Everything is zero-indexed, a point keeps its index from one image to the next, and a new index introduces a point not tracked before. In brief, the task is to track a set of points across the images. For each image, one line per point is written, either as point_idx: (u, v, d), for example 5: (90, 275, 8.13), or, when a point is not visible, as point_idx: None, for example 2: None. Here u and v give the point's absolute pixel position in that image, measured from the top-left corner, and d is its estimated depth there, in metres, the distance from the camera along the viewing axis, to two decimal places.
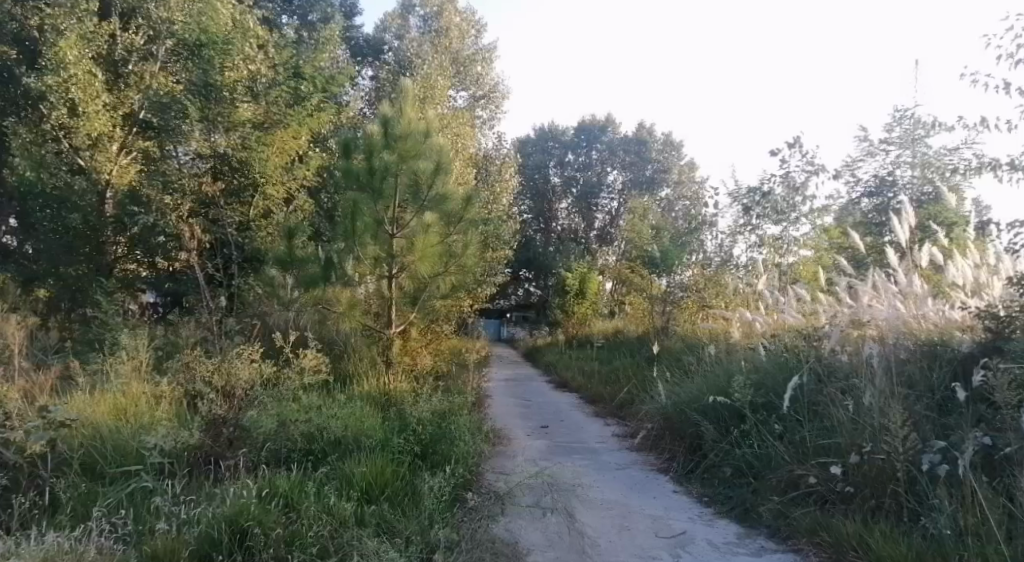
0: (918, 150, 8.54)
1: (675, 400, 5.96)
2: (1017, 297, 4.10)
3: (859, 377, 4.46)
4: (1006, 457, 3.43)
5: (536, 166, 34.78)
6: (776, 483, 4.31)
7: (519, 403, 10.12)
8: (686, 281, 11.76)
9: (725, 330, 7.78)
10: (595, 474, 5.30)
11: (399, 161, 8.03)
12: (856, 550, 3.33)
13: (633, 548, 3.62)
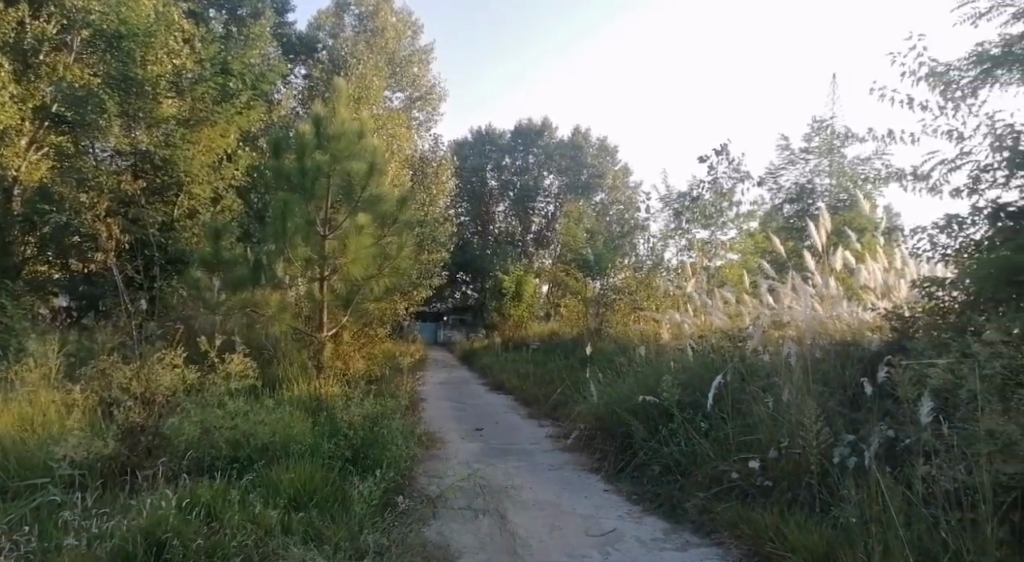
0: (834, 159, 9.09)
1: (606, 400, 6.08)
2: (919, 298, 4.41)
3: (779, 376, 4.71)
4: (908, 448, 3.68)
5: (475, 167, 34.94)
6: (700, 479, 4.47)
7: (454, 405, 10.12)
8: (617, 284, 12.20)
9: (655, 332, 8.03)
10: (527, 475, 5.36)
11: (331, 162, 7.92)
12: (773, 542, 3.51)
13: (563, 546, 3.69)
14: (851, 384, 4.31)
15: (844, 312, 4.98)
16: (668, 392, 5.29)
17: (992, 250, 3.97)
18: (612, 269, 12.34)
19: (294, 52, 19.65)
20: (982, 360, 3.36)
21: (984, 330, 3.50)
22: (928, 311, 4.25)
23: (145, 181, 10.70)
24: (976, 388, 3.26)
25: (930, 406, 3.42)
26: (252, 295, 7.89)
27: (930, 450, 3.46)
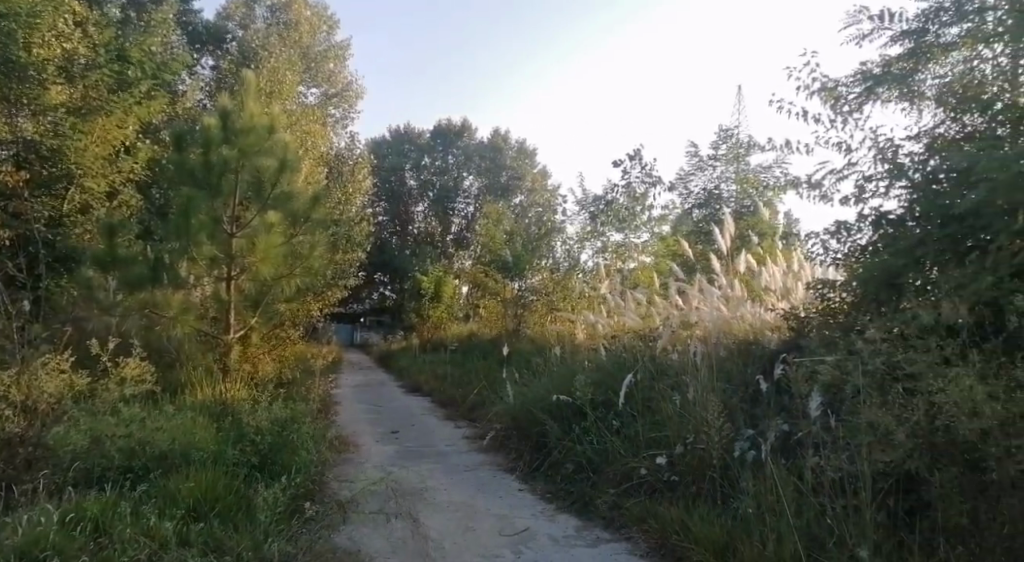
0: (740, 166, 9.63)
1: (522, 401, 6.12)
2: (814, 300, 4.82)
3: (686, 374, 4.89)
4: (800, 440, 3.93)
5: (393, 167, 34.23)
6: (612, 476, 4.59)
7: (371, 408, 9.96)
8: (536, 285, 12.48)
9: (571, 333, 8.19)
10: (442, 476, 5.33)
11: (240, 156, 7.67)
12: (678, 534, 3.65)
13: (478, 547, 3.70)
14: (751, 381, 4.54)
15: (748, 312, 5.24)
16: (582, 391, 5.40)
17: (874, 255, 4.35)
18: (530, 270, 12.66)
19: (200, 42, 18.87)
20: (864, 357, 3.67)
21: (867, 329, 3.82)
22: (822, 313, 4.62)
23: (29, 173, 9.77)
24: (860, 382, 3.56)
25: (821, 401, 3.68)
26: (151, 295, 7.49)
27: (820, 442, 3.72)
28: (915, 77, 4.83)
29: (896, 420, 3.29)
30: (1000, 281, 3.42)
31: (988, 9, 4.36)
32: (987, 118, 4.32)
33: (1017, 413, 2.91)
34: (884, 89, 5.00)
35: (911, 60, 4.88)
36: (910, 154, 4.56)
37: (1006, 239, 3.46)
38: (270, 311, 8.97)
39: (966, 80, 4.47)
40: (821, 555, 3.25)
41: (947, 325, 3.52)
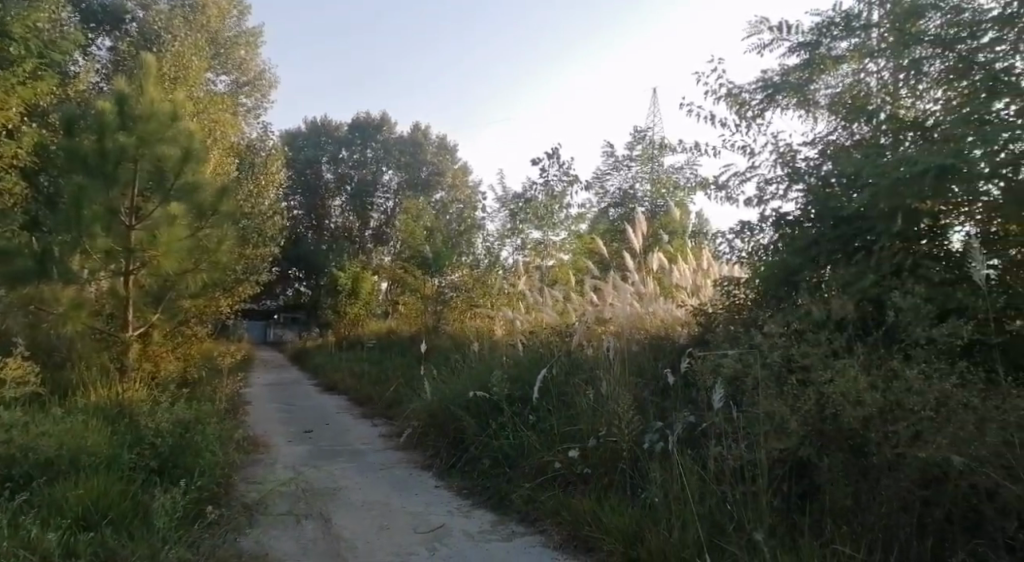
0: (654, 166, 10.11)
1: (439, 398, 6.09)
2: (721, 297, 5.15)
3: (600, 368, 5.04)
4: (704, 431, 4.13)
5: (308, 160, 32.88)
6: (528, 470, 4.65)
7: (283, 408, 9.68)
8: (455, 282, 12.38)
9: (489, 331, 8.27)
10: (355, 476, 5.25)
11: (138, 144, 7.30)
12: (590, 526, 3.76)
13: (391, 546, 3.66)
14: (661, 375, 4.74)
15: (660, 309, 5.50)
16: (499, 387, 5.44)
17: (776, 255, 4.68)
18: (450, 268, 12.71)
19: (95, 19, 16.32)
20: (762, 351, 3.88)
21: (764, 324, 4.04)
22: (728, 310, 4.94)
23: None
24: (758, 374, 3.75)
25: (723, 392, 3.87)
26: (37, 290, 7.15)
27: (721, 431, 3.92)
28: (811, 85, 5.19)
29: (790, 410, 3.50)
30: (880, 281, 3.85)
31: (872, 27, 4.85)
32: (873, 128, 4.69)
33: (894, 401, 3.24)
34: (783, 95, 5.40)
35: (807, 69, 5.20)
36: (806, 158, 4.94)
37: (886, 239, 3.97)
38: (173, 308, 8.54)
39: (854, 92, 4.91)
40: (722, 539, 3.43)
41: (835, 321, 3.78)
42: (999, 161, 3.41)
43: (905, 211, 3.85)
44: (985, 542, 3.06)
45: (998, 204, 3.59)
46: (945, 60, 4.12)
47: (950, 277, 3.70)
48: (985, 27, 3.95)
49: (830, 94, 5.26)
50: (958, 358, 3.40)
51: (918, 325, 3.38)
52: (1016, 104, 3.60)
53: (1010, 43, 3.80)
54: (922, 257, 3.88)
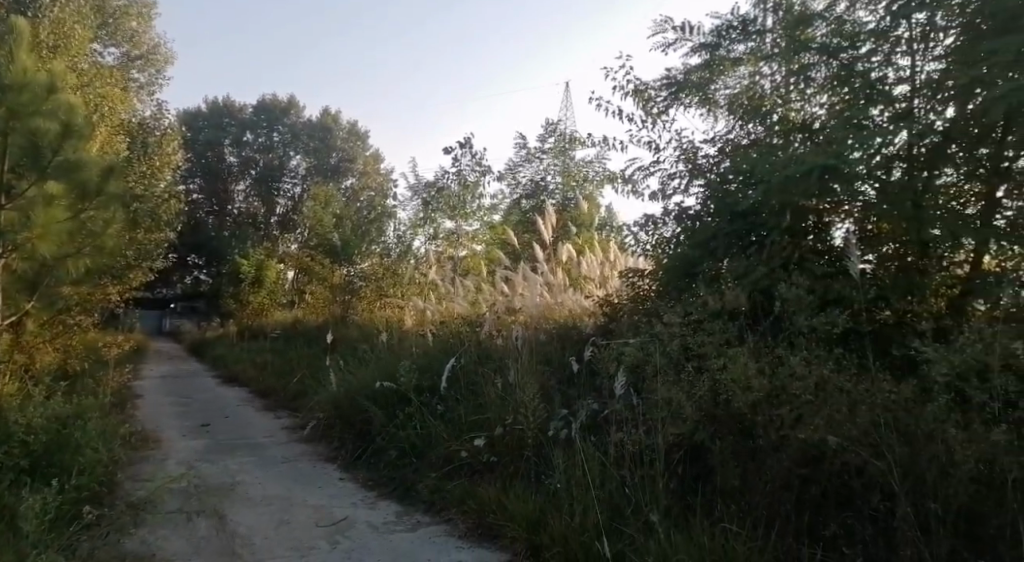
0: (565, 159, 10.56)
1: (346, 388, 5.98)
2: (626, 289, 5.48)
3: (509, 358, 5.13)
4: (606, 417, 4.26)
5: (208, 141, 30.79)
6: (435, 460, 4.66)
7: (179, 403, 9.22)
8: (365, 271, 12.19)
9: (399, 321, 8.25)
10: (254, 470, 5.08)
11: (8, 117, 6.36)
12: (495, 513, 3.82)
13: (290, 541, 3.56)
14: (567, 363, 4.89)
15: (569, 299, 5.72)
16: (407, 377, 5.41)
17: (678, 247, 5.06)
18: (360, 257, 12.48)
19: None
20: (662, 339, 4.03)
21: (664, 313, 4.19)
22: (633, 299, 5.27)
23: None
24: (659, 361, 3.89)
25: (624, 379, 4.00)
26: None
27: (622, 418, 4.06)
28: (711, 86, 5.51)
29: (686, 395, 3.66)
30: (769, 273, 4.14)
31: (767, 32, 5.20)
32: (767, 129, 4.99)
33: (779, 386, 3.46)
34: (686, 95, 5.64)
35: (708, 70, 5.50)
36: (707, 156, 5.30)
37: (777, 234, 4.29)
38: (50, 295, 7.92)
39: (750, 93, 5.22)
40: (620, 522, 3.56)
41: (728, 311, 4.00)
42: (874, 164, 3.84)
43: (794, 208, 4.17)
44: (853, 514, 3.35)
45: (872, 202, 3.95)
46: (829, 67, 4.41)
47: (831, 270, 4.09)
48: (862, 38, 4.28)
49: (729, 93, 5.66)
50: (835, 346, 3.66)
51: (800, 315, 3.63)
52: (888, 110, 4.02)
53: (884, 55, 4.14)
54: (808, 252, 4.22)
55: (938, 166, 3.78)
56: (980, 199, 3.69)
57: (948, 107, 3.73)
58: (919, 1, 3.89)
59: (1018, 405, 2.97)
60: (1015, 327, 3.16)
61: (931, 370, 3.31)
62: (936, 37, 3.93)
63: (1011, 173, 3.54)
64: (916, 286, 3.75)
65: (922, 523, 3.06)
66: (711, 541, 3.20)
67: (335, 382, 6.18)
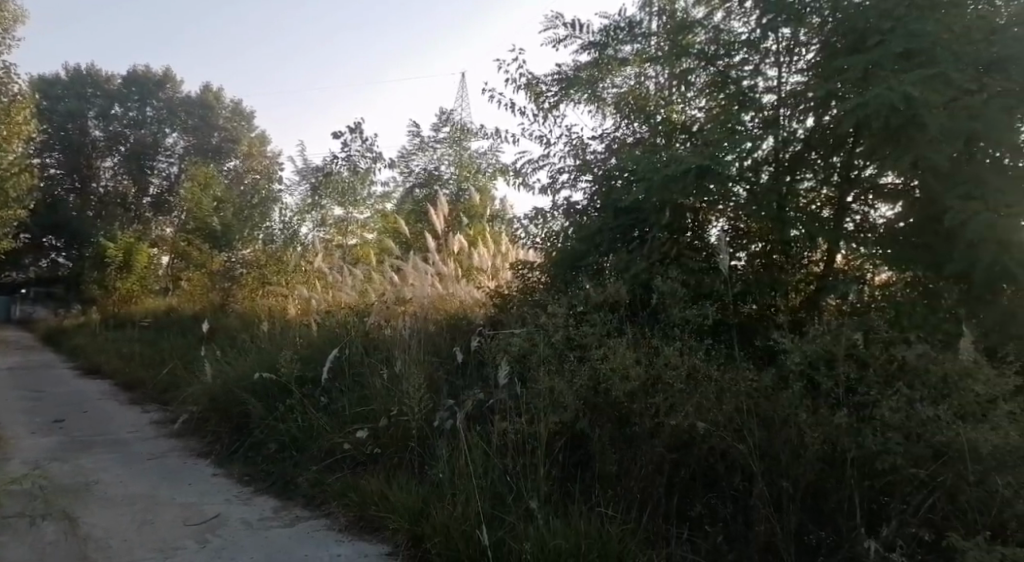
0: (459, 149, 10.95)
1: (221, 380, 5.71)
2: (516, 280, 5.71)
3: (395, 349, 5.13)
4: (490, 408, 4.33)
5: (70, 112, 26.57)
6: (316, 453, 4.57)
7: (28, 398, 8.36)
8: (246, 258, 11.61)
9: (283, 309, 8.15)
10: (116, 468, 4.75)
11: None
12: (377, 505, 3.77)
13: (151, 542, 3.35)
14: (455, 354, 4.97)
15: (460, 291, 5.96)
16: (288, 367, 5.27)
17: (566, 241, 5.27)
18: (242, 243, 11.80)
19: None
20: (546, 331, 4.11)
21: (548, 305, 4.28)
22: (520, 290, 5.50)
23: None
24: (542, 352, 3.97)
25: (509, 370, 4.06)
26: None
27: (506, 407, 4.13)
28: (600, 84, 5.65)
29: (567, 385, 3.75)
30: (648, 268, 4.38)
31: (651, 36, 5.48)
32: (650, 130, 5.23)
33: (655, 375, 3.61)
34: (576, 91, 5.81)
35: (597, 68, 5.66)
36: (595, 153, 5.51)
37: (658, 231, 4.52)
38: None
39: (636, 93, 5.48)
40: (501, 510, 3.60)
41: (611, 303, 4.12)
42: (745, 166, 4.11)
43: (673, 206, 4.41)
44: (716, 495, 3.60)
45: (742, 204, 4.23)
46: (708, 73, 4.78)
47: (704, 266, 4.35)
48: (737, 47, 4.64)
49: (616, 94, 5.72)
50: (706, 337, 3.89)
51: (674, 308, 3.83)
52: (758, 116, 4.33)
53: (755, 64, 4.55)
54: (685, 248, 4.49)
55: (798, 170, 4.15)
56: (831, 203, 4.16)
57: (808, 116, 4.13)
58: (785, 18, 4.34)
59: (856, 391, 3.31)
60: (856, 319, 3.59)
61: (787, 360, 3.58)
62: (799, 52, 4.43)
63: (858, 180, 4.03)
64: (778, 284, 4.08)
65: (774, 500, 3.33)
66: (587, 526, 3.32)
67: (210, 373, 5.89)
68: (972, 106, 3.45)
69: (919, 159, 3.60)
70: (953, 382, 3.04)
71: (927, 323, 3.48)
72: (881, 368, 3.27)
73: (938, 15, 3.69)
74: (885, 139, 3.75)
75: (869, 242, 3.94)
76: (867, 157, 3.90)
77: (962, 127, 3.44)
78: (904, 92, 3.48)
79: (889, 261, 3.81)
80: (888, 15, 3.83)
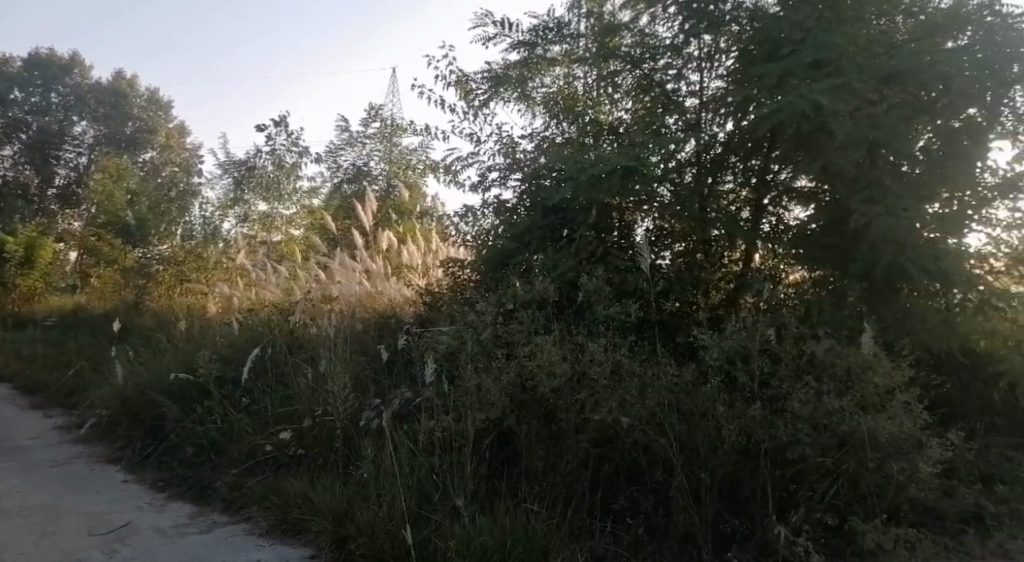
0: (388, 145, 11.01)
1: (133, 381, 5.49)
2: (445, 278, 5.74)
3: (321, 348, 5.08)
4: (417, 406, 4.31)
5: None
6: (237, 455, 4.44)
7: None
8: (163, 255, 10.87)
9: (205, 309, 8.15)
10: (14, 478, 4.47)
11: None
12: (300, 507, 3.69)
13: (52, 554, 3.17)
14: (381, 353, 4.96)
15: (389, 289, 6.08)
16: (207, 368, 5.12)
17: (496, 240, 5.32)
18: (157, 238, 11.01)
19: None
20: (475, 328, 4.13)
21: (477, 303, 4.30)
22: (450, 287, 5.52)
23: None
24: (471, 349, 3.97)
25: (436, 368, 4.04)
26: None
27: (433, 405, 4.12)
28: (529, 83, 5.71)
29: (494, 382, 3.76)
30: (576, 266, 4.49)
31: (580, 37, 5.58)
32: (577, 129, 5.32)
33: (580, 371, 3.67)
34: (504, 89, 5.82)
35: (526, 68, 5.71)
36: (524, 151, 5.60)
37: (586, 231, 4.60)
38: None
39: (565, 92, 5.59)
40: (428, 508, 3.57)
41: (539, 300, 4.17)
42: (669, 167, 4.27)
43: (600, 205, 4.50)
44: (639, 488, 3.68)
45: (667, 204, 4.37)
46: (634, 74, 4.97)
47: (629, 264, 4.48)
48: (661, 51, 4.85)
49: (545, 93, 5.81)
50: (629, 334, 4.00)
51: (599, 306, 3.91)
52: (681, 119, 4.59)
53: (678, 68, 4.75)
54: (612, 246, 4.62)
55: (720, 173, 4.38)
56: (749, 204, 4.38)
57: (729, 121, 4.36)
58: (704, 25, 4.59)
59: (769, 385, 3.45)
60: (770, 316, 3.76)
61: (706, 355, 3.72)
62: (719, 58, 4.64)
63: (774, 183, 4.26)
64: (700, 282, 4.26)
65: (694, 492, 3.43)
66: (513, 522, 3.33)
67: (121, 374, 5.63)
68: (874, 114, 3.72)
69: (828, 164, 3.82)
70: (856, 374, 3.21)
71: (834, 319, 3.68)
72: (793, 362, 3.41)
73: (844, 28, 3.98)
74: (798, 145, 3.95)
75: (784, 242, 4.15)
76: (782, 162, 4.12)
77: (865, 135, 3.67)
78: (813, 100, 3.67)
79: (802, 261, 4.04)
80: (799, 27, 4.10)
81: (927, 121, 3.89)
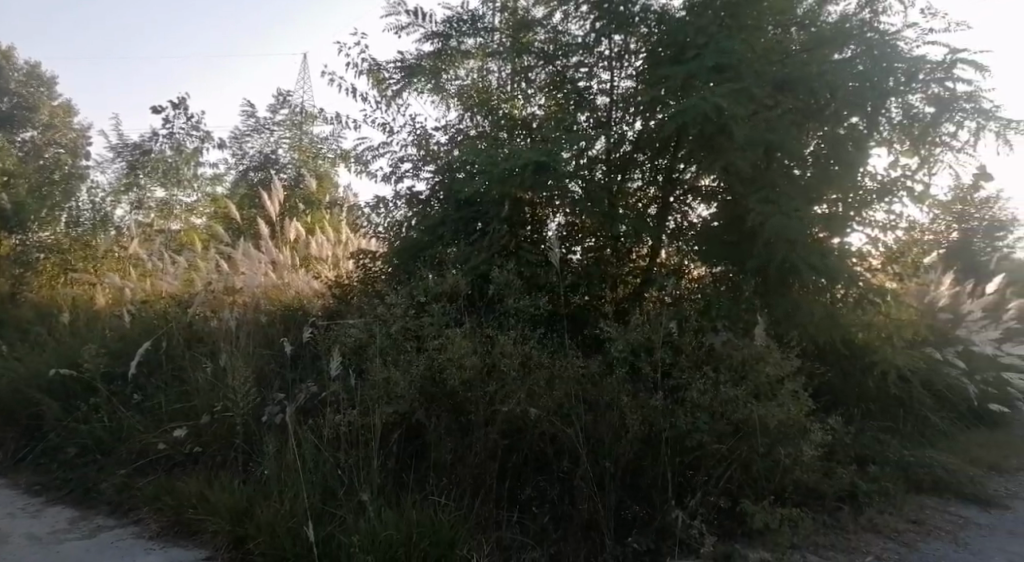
0: (297, 133, 10.76)
1: (7, 379, 5.10)
2: (355, 270, 5.69)
3: (221, 342, 4.91)
4: (323, 401, 4.20)
5: None
6: (126, 455, 4.20)
7: None
8: (45, 241, 9.48)
9: (93, 301, 7.65)
10: None
11: None
12: (194, 507, 3.52)
13: None
14: (286, 348, 4.84)
15: (297, 281, 5.93)
16: (93, 363, 4.85)
17: (407, 233, 5.30)
18: (40, 224, 9.43)
19: None
20: (384, 322, 4.07)
21: (387, 296, 4.27)
22: (359, 279, 5.48)
23: None
24: (380, 342, 3.89)
25: (344, 361, 3.95)
26: None
27: (338, 399, 4.03)
28: (441, 76, 5.73)
29: (403, 374, 3.67)
30: (489, 260, 4.51)
31: (493, 32, 5.67)
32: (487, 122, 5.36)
33: (489, 363, 3.66)
34: (417, 80, 5.83)
35: (439, 60, 5.72)
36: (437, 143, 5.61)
37: (499, 224, 4.65)
38: None
39: (479, 86, 5.66)
40: (332, 504, 3.47)
41: (448, 293, 4.19)
42: (580, 164, 4.35)
43: (511, 199, 4.56)
44: (545, 477, 3.73)
45: (576, 201, 4.42)
46: (547, 71, 5.10)
47: (541, 259, 4.55)
48: (573, 49, 4.97)
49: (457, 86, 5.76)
50: (538, 326, 4.05)
51: (510, 298, 3.95)
52: (592, 116, 4.77)
53: (589, 66, 4.90)
54: (524, 240, 4.68)
55: (628, 171, 4.56)
56: (656, 202, 4.64)
57: (636, 120, 4.53)
58: (615, 25, 4.73)
59: (670, 375, 3.58)
60: (674, 310, 3.90)
61: (611, 347, 3.81)
62: (630, 58, 4.83)
63: (680, 182, 4.54)
64: (607, 277, 4.43)
65: (598, 479, 3.50)
66: (418, 514, 3.29)
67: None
68: (769, 119, 4.01)
69: (728, 165, 4.04)
70: (750, 365, 3.48)
71: (731, 313, 3.92)
72: (692, 355, 3.56)
73: (743, 35, 4.21)
74: (702, 146, 4.13)
75: (688, 239, 4.45)
76: (687, 161, 4.35)
77: (762, 137, 3.91)
78: (715, 104, 3.81)
79: (701, 259, 4.33)
80: (702, 32, 4.28)
81: (816, 127, 4.19)
